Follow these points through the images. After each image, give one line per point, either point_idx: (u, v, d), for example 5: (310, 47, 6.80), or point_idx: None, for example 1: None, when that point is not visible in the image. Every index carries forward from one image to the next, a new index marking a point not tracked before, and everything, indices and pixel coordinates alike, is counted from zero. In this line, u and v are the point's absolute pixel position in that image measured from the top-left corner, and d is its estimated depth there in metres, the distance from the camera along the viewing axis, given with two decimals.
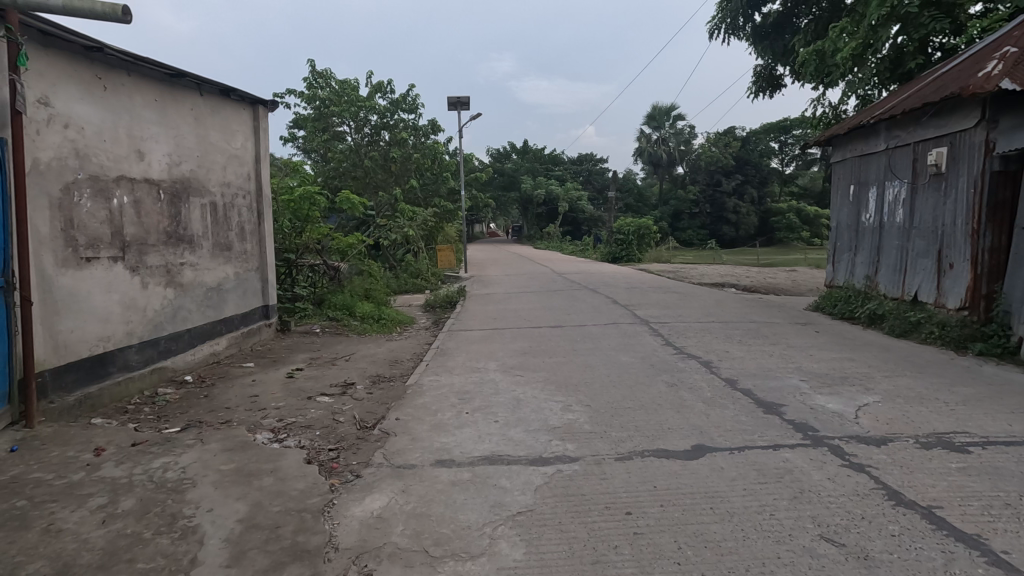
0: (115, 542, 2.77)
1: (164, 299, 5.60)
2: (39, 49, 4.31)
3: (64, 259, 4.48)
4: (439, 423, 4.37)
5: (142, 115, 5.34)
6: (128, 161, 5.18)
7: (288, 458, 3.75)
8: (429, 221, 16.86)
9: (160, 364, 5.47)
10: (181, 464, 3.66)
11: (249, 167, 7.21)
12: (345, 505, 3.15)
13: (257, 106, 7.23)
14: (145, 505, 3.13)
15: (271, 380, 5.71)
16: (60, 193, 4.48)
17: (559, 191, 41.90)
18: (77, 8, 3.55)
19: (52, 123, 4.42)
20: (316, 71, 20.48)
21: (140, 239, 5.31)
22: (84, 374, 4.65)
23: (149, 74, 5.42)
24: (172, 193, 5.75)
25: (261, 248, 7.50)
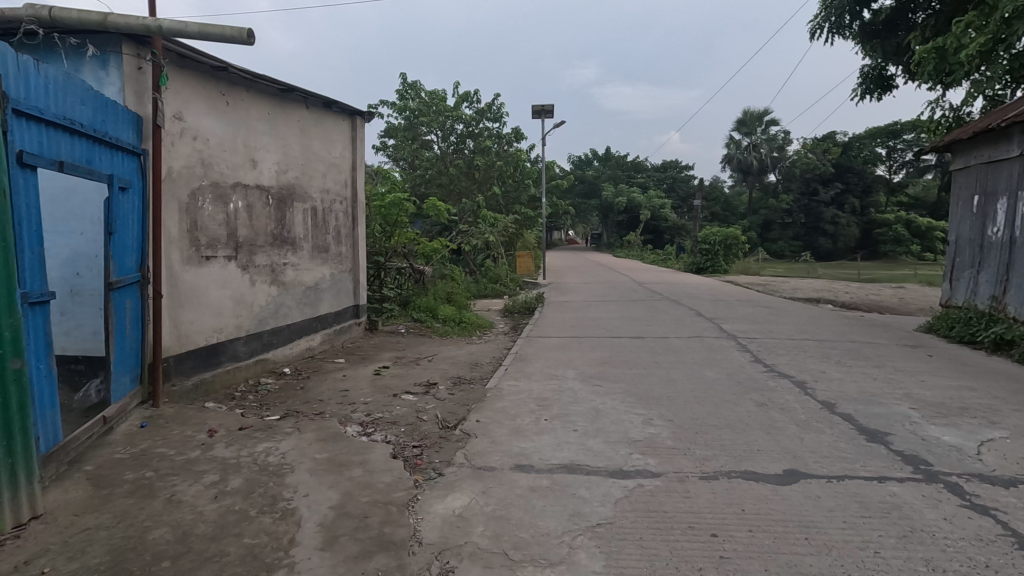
0: (225, 516, 3.04)
1: (268, 296, 6.07)
2: (176, 71, 4.84)
3: (188, 257, 4.99)
4: (518, 428, 4.41)
5: (257, 128, 5.84)
6: (243, 169, 5.67)
7: (375, 452, 3.94)
8: (510, 228, 17.04)
9: (263, 356, 5.94)
10: (281, 450, 3.94)
11: (347, 174, 7.68)
12: (428, 501, 3.26)
13: (356, 117, 7.69)
14: (250, 485, 3.40)
15: (360, 377, 6.02)
16: (187, 197, 4.99)
17: (641, 199, 41.01)
18: (209, 33, 3.95)
19: (184, 136, 4.94)
20: (408, 83, 21.47)
21: (251, 241, 5.80)
22: (200, 361, 5.14)
23: (263, 90, 5.92)
24: (279, 198, 6.24)
25: (354, 251, 7.95)
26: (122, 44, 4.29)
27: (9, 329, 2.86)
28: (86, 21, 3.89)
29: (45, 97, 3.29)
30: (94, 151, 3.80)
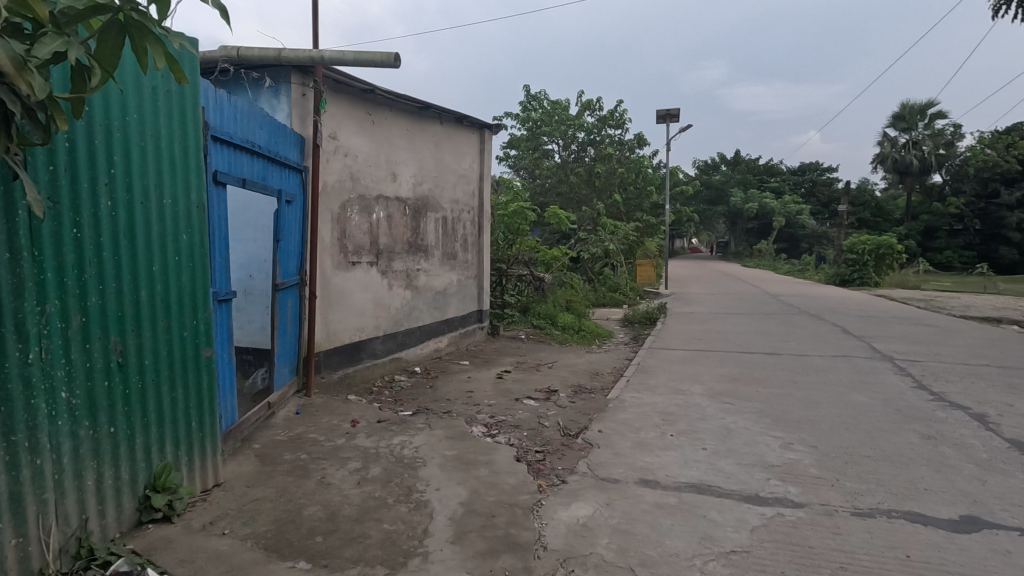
0: (367, 501, 3.31)
1: (403, 300, 6.52)
2: (333, 96, 5.40)
3: (338, 262, 5.53)
4: (642, 442, 4.29)
5: (397, 144, 6.32)
6: (385, 182, 6.17)
7: (500, 453, 4.05)
8: (630, 236, 16.65)
9: (397, 355, 6.38)
10: (414, 444, 4.20)
11: (475, 185, 8.03)
12: (552, 507, 3.28)
13: (484, 130, 8.03)
14: (389, 475, 3.67)
15: (484, 379, 6.23)
16: (338, 208, 5.52)
17: (774, 204, 37.99)
18: (363, 59, 4.35)
19: (337, 153, 5.48)
20: (531, 94, 21.98)
21: (390, 248, 6.28)
22: (345, 357, 5.64)
23: (404, 108, 6.39)
24: (415, 209, 6.69)
25: (479, 258, 8.28)
26: (291, 74, 4.88)
27: (203, 323, 3.40)
28: (265, 56, 4.48)
29: (234, 124, 3.83)
30: (268, 169, 4.36)
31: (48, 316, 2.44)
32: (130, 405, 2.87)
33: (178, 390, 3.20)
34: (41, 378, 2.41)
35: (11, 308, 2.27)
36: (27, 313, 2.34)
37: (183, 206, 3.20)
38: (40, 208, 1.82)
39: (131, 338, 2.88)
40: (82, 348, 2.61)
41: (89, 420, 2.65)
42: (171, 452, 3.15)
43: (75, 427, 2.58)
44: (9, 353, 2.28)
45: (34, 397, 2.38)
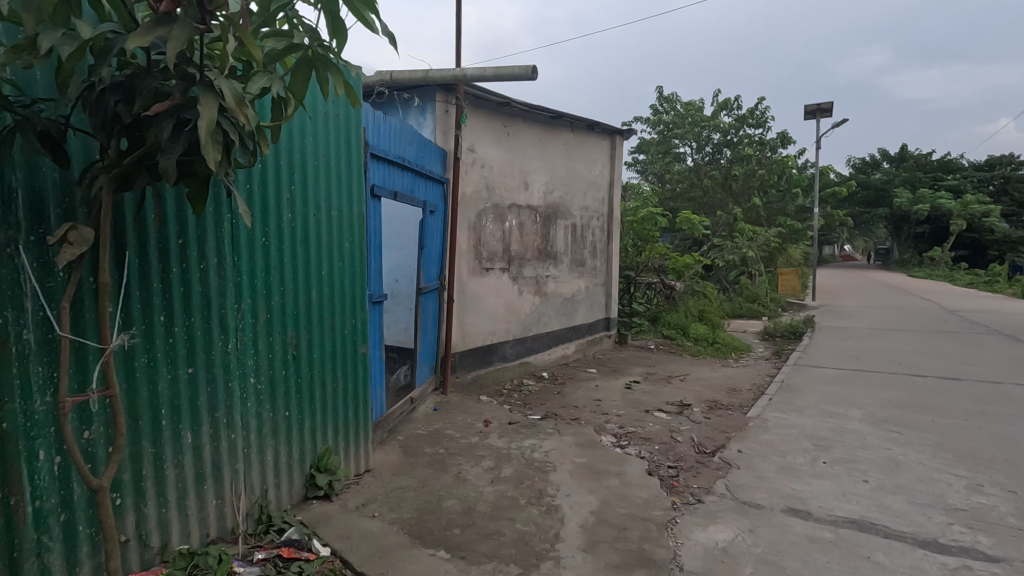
0: (500, 500, 3.42)
1: (532, 305, 6.66)
2: (473, 111, 5.70)
3: (473, 268, 5.81)
4: (789, 467, 3.93)
5: (530, 153, 6.49)
6: (518, 191, 6.36)
7: (631, 465, 3.96)
8: (772, 243, 15.37)
9: (526, 359, 6.52)
10: (544, 448, 4.26)
11: (605, 192, 7.97)
12: (688, 527, 3.13)
13: (616, 136, 7.94)
14: (520, 476, 3.76)
15: (612, 389, 6.14)
16: (475, 217, 5.80)
17: (952, 205, 32.79)
18: (502, 74, 4.55)
19: (474, 165, 5.76)
20: (663, 97, 21.32)
21: (521, 255, 6.46)
22: (478, 359, 5.90)
23: (538, 119, 6.55)
24: (546, 216, 6.81)
25: (608, 265, 8.19)
26: (436, 93, 5.25)
27: (360, 322, 3.76)
28: (414, 78, 4.86)
29: (389, 141, 4.18)
30: (416, 182, 4.71)
31: (243, 312, 2.87)
32: (301, 392, 3.27)
33: (339, 381, 3.58)
34: (236, 364, 2.85)
35: (217, 305, 2.72)
36: (228, 309, 2.78)
37: (346, 217, 3.57)
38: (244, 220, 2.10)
39: (303, 334, 3.28)
40: (266, 340, 3.03)
41: (270, 403, 3.06)
42: (331, 437, 3.53)
43: (259, 409, 3.00)
44: (215, 343, 2.73)
45: (231, 381, 2.81)
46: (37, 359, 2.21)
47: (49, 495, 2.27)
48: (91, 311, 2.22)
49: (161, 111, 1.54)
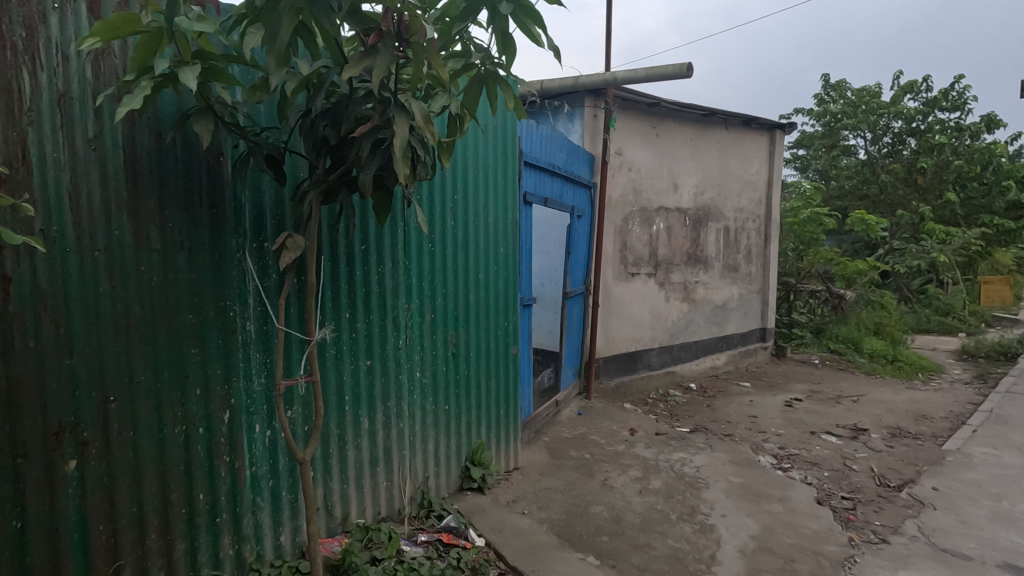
0: (650, 512, 3.32)
1: (680, 312, 6.39)
2: (621, 114, 5.64)
3: (619, 273, 5.74)
4: (1004, 515, 3.29)
5: (680, 154, 6.24)
6: (666, 193, 6.15)
7: (797, 491, 3.61)
8: (972, 246, 13.01)
9: (673, 369, 6.26)
10: (695, 463, 4.05)
11: (763, 191, 7.38)
12: (870, 569, 2.77)
13: (776, 130, 7.31)
14: (670, 490, 3.62)
15: (769, 405, 5.65)
16: (621, 221, 5.72)
17: None
18: (655, 74, 4.44)
19: (622, 168, 5.69)
20: (830, 84, 19.17)
21: (669, 260, 6.22)
22: (622, 366, 5.81)
23: (689, 117, 6.28)
24: (696, 219, 6.49)
25: (764, 271, 7.57)
26: (585, 99, 5.29)
27: (512, 324, 3.90)
28: (564, 86, 4.93)
29: (541, 149, 4.30)
30: (565, 188, 4.78)
31: (412, 312, 3.15)
32: (458, 388, 3.49)
33: (493, 380, 3.75)
34: (405, 359, 3.13)
35: (391, 305, 3.03)
36: (399, 309, 3.08)
37: (502, 224, 3.73)
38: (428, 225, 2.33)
39: (462, 334, 3.50)
40: (430, 338, 3.28)
41: (432, 397, 3.31)
42: (484, 432, 3.71)
43: (423, 401, 3.25)
44: (388, 339, 3.03)
45: (400, 374, 3.10)
46: (256, 347, 2.65)
47: (262, 463, 2.70)
48: (297, 308, 2.59)
49: (362, 134, 1.75)
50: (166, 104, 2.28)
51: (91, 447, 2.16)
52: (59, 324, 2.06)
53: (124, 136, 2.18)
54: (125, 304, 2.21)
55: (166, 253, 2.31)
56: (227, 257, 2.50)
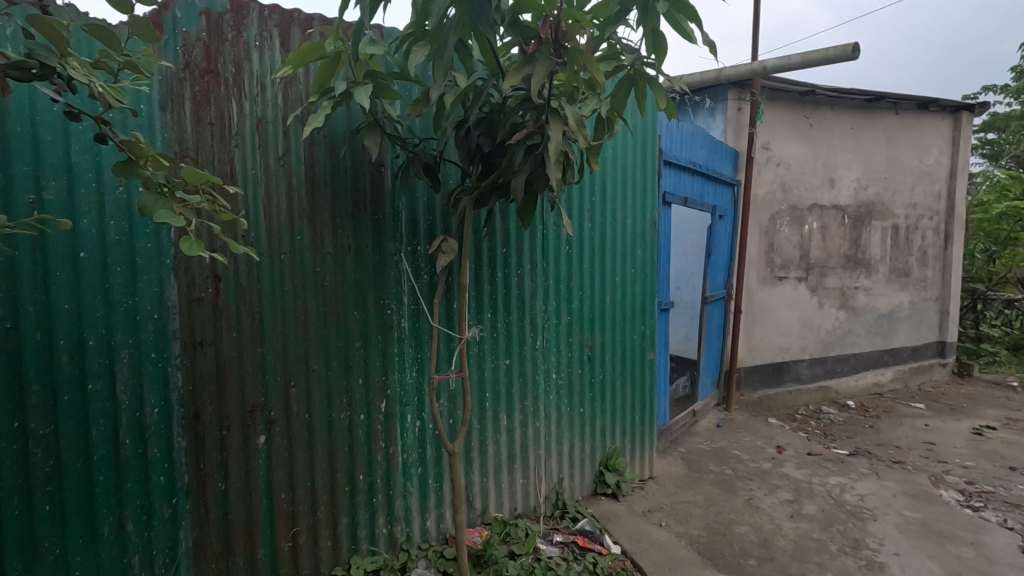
0: (804, 540, 3.03)
1: (835, 321, 5.76)
2: (769, 105, 5.23)
3: (764, 277, 5.34)
4: None
5: (838, 145, 5.62)
6: (821, 190, 5.58)
7: (993, 536, 3.07)
8: None
9: (826, 384, 5.66)
10: (858, 490, 3.62)
11: (943, 184, 6.39)
12: None
13: (961, 112, 6.30)
14: (828, 517, 3.27)
15: (951, 431, 4.87)
16: (768, 221, 5.31)
17: None
18: (812, 59, 4.06)
19: (769, 163, 5.27)
20: None
21: (823, 263, 5.64)
22: (766, 378, 5.40)
23: (849, 104, 5.64)
24: (857, 218, 5.81)
25: (943, 276, 6.55)
26: (729, 92, 5.01)
27: (649, 328, 3.79)
28: (706, 79, 4.69)
29: (681, 147, 4.12)
30: (706, 186, 4.54)
31: (549, 313, 3.19)
32: (593, 392, 3.46)
33: (628, 386, 3.67)
34: (542, 360, 3.18)
35: (529, 306, 3.10)
36: (537, 311, 3.14)
37: (639, 225, 3.64)
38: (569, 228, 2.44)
39: (598, 337, 3.47)
40: (566, 341, 3.30)
41: (568, 399, 3.33)
42: (619, 438, 3.65)
43: (558, 403, 3.28)
44: (526, 340, 3.10)
45: (537, 375, 3.16)
46: (409, 343, 2.85)
47: (412, 451, 2.89)
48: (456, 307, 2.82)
49: (517, 141, 1.82)
50: (339, 121, 2.54)
51: (276, 425, 2.48)
52: (255, 317, 2.40)
53: (305, 153, 2.47)
54: (304, 301, 2.51)
55: (337, 255, 2.58)
56: (386, 259, 2.73)
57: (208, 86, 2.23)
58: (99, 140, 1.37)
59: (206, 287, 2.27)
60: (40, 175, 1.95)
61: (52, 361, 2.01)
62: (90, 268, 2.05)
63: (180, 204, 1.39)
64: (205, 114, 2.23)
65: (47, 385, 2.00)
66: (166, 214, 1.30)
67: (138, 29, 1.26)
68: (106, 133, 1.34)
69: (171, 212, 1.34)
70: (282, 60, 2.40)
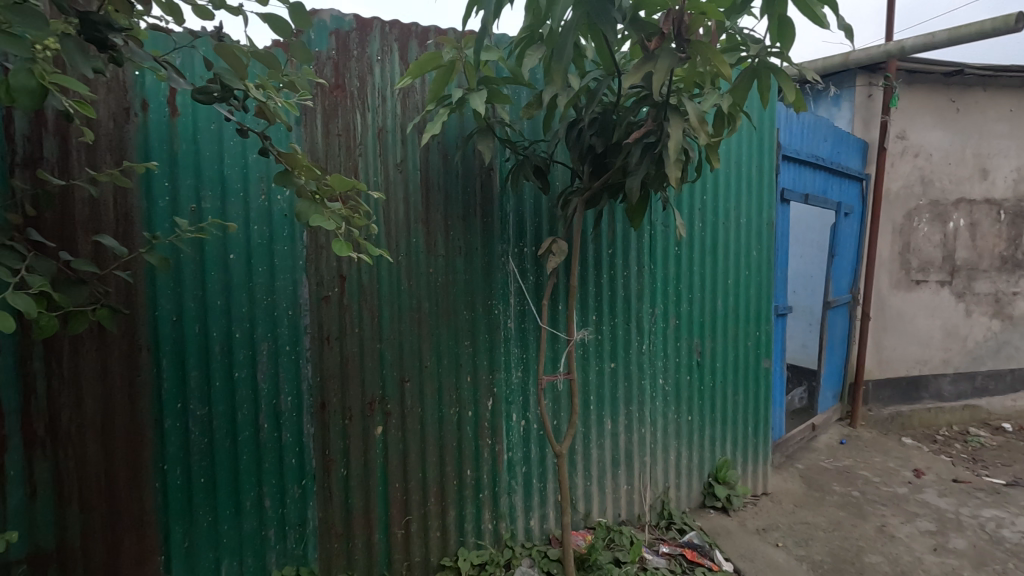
0: None
1: (988, 332, 5.06)
2: (906, 90, 4.72)
3: (897, 280, 4.83)
4: None
5: (993, 130, 4.93)
6: (971, 182, 4.93)
7: None
8: None
9: (975, 402, 4.98)
10: (1020, 527, 3.15)
11: None
12: None
13: None
14: (982, 555, 2.88)
15: None
16: (903, 219, 4.80)
17: None
18: (961, 35, 3.62)
19: (905, 154, 4.75)
20: None
21: (972, 265, 4.97)
22: (899, 393, 4.92)
23: (1008, 83, 4.92)
24: (1017, 213, 5.06)
25: None
26: (858, 77, 4.63)
27: (764, 334, 3.55)
28: (831, 65, 4.42)
29: (802, 140, 3.83)
30: (830, 182, 4.19)
31: (656, 316, 3.10)
32: (702, 399, 3.31)
33: (740, 394, 3.47)
34: (648, 364, 3.09)
35: (635, 309, 3.02)
36: (644, 313, 3.06)
37: (755, 224, 3.42)
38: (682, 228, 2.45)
39: (708, 342, 3.30)
40: (674, 345, 3.18)
41: (675, 406, 3.21)
42: (729, 450, 3.46)
43: (666, 409, 3.18)
44: (633, 343, 3.03)
45: (643, 379, 3.08)
46: (516, 343, 2.89)
47: (517, 450, 2.93)
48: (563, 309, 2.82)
49: (635, 140, 1.82)
50: (451, 127, 2.64)
51: (392, 417, 2.63)
52: (375, 315, 2.55)
53: (421, 159, 2.60)
54: (418, 300, 2.64)
55: (448, 257, 2.68)
56: (494, 261, 2.79)
57: (337, 100, 2.41)
58: (262, 152, 1.61)
59: (333, 286, 2.46)
60: (200, 186, 2.21)
61: (208, 350, 2.27)
62: (238, 269, 2.29)
63: (329, 208, 1.54)
64: (334, 126, 2.40)
65: (203, 371, 2.27)
66: (318, 216, 1.46)
67: (297, 54, 1.50)
68: (266, 146, 1.57)
69: (322, 215, 1.49)
70: (402, 72, 2.54)
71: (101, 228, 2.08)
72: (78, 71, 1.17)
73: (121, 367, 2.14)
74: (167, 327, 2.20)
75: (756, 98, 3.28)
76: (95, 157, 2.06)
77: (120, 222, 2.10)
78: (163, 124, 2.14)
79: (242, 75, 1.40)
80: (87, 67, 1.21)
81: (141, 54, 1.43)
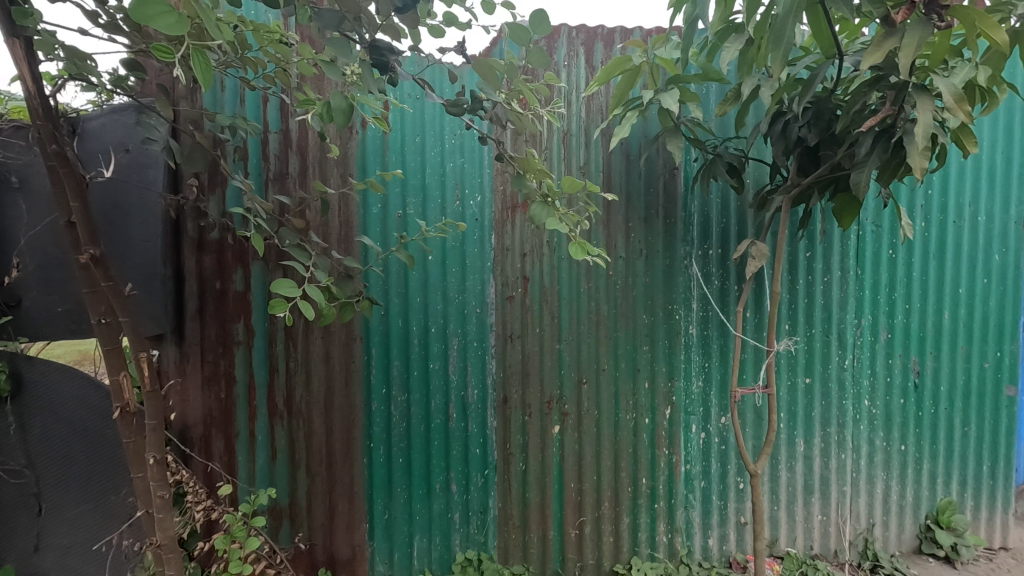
0: None
1: None
2: None
3: None
4: None
5: None
6: None
7: None
8: None
9: None
10: None
11: None
12: None
13: None
14: None
15: None
16: None
17: None
18: None
19: None
20: None
21: None
22: None
23: None
24: None
25: None
26: None
27: (1008, 356, 2.91)
28: None
29: None
30: None
31: (863, 328, 2.72)
32: (921, 427, 2.83)
33: (972, 426, 2.91)
34: (852, 383, 2.73)
35: (837, 319, 2.69)
36: (849, 324, 2.71)
37: (998, 222, 2.82)
38: (909, 228, 2.21)
39: (929, 360, 2.83)
40: (885, 363, 2.77)
41: (885, 433, 2.79)
42: (956, 489, 2.92)
43: (872, 435, 2.78)
44: (832, 357, 2.70)
45: (846, 399, 2.72)
46: (697, 350, 2.73)
47: (696, 463, 2.77)
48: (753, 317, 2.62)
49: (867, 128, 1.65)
50: (636, 127, 2.58)
51: (569, 418, 2.65)
52: (555, 316, 2.60)
53: (604, 161, 2.59)
54: (597, 303, 2.63)
55: (628, 259, 2.63)
56: (676, 264, 2.67)
57: None
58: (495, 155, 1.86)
59: (517, 287, 2.55)
60: (406, 194, 2.44)
61: (408, 342, 2.50)
62: (434, 268, 2.49)
63: (558, 209, 1.76)
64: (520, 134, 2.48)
65: (404, 361, 2.50)
66: (553, 219, 1.69)
67: (534, 58, 1.53)
68: (500, 151, 1.78)
69: (555, 216, 1.72)
70: (588, 76, 2.55)
71: (329, 232, 2.39)
72: (371, 93, 1.39)
73: (341, 354, 2.45)
74: (376, 320, 2.47)
75: (1017, 66, 2.73)
76: (325, 171, 2.37)
77: (343, 227, 2.40)
78: (378, 139, 2.40)
79: (497, 86, 1.63)
80: (375, 89, 1.41)
81: (406, 74, 1.59)
